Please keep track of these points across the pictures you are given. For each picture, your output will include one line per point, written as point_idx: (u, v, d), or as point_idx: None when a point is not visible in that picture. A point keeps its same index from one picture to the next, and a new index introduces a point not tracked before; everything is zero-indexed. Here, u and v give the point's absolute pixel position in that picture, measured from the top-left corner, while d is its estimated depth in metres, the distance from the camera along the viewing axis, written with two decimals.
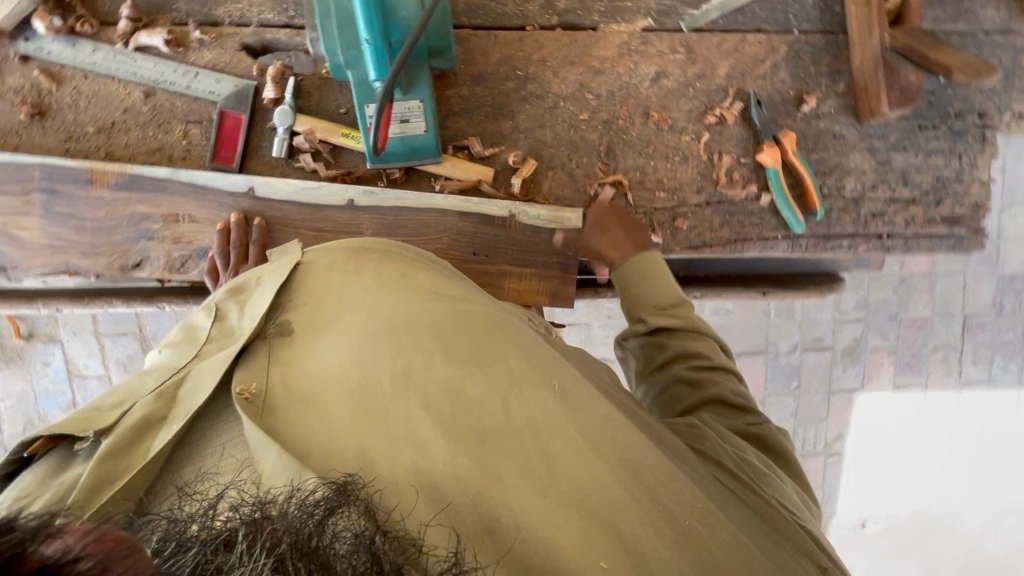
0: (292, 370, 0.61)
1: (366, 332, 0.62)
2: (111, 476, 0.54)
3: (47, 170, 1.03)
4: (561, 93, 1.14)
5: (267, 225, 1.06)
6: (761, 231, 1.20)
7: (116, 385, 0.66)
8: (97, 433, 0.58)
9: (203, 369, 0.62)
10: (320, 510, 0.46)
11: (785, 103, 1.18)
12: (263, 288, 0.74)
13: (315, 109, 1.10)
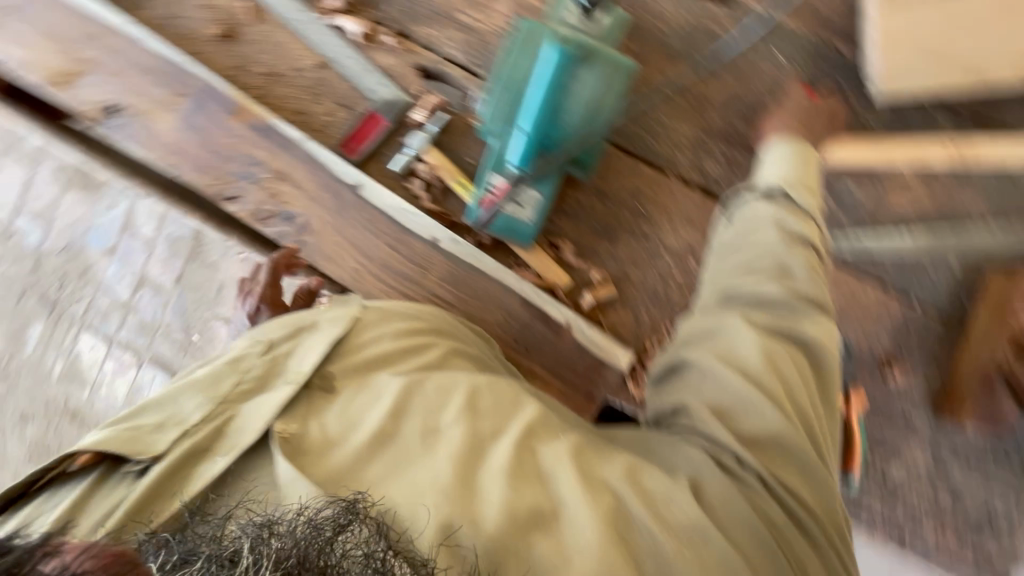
0: (331, 420, 0.71)
1: (406, 395, 0.72)
2: (165, 499, 0.65)
3: (205, 85, 1.10)
4: (668, 244, 1.15)
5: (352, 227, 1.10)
6: None
7: (160, 398, 0.73)
8: (147, 458, 0.67)
9: (248, 414, 0.70)
10: (330, 528, 0.55)
11: (869, 361, 1.15)
12: (310, 339, 0.78)
13: (449, 148, 1.16)
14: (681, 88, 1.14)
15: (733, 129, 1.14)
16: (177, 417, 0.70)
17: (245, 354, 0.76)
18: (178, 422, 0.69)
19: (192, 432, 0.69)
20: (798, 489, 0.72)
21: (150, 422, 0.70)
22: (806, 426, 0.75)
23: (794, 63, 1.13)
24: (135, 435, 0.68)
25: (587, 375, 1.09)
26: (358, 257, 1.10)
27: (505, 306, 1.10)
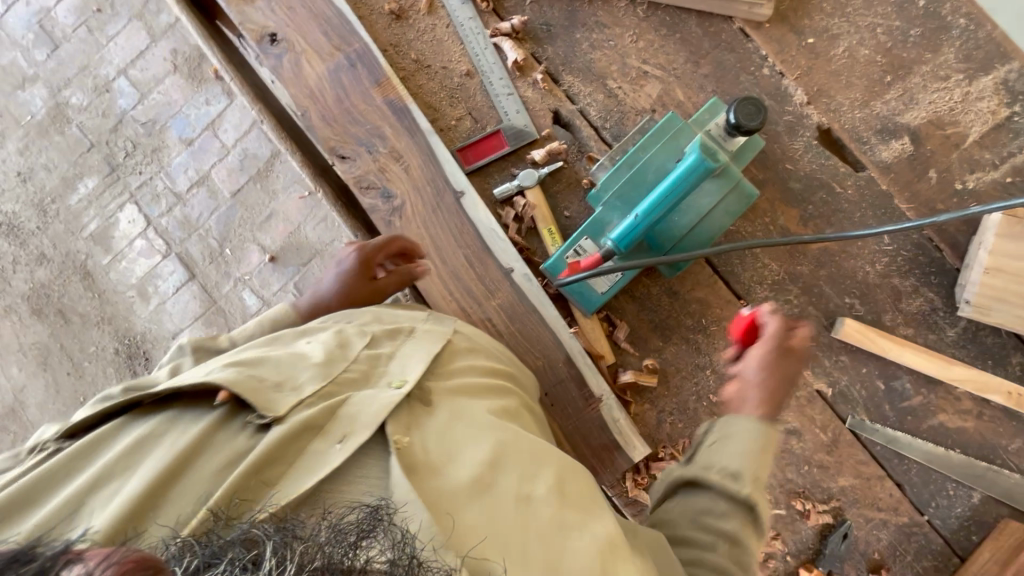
0: (429, 441, 0.68)
1: (503, 448, 0.70)
2: (274, 480, 0.60)
3: (363, 49, 1.15)
4: (715, 364, 1.16)
5: (433, 225, 1.13)
6: None
7: (272, 361, 0.73)
8: (273, 419, 0.64)
9: (365, 401, 0.68)
10: (353, 535, 0.49)
11: (862, 556, 1.12)
12: (413, 349, 0.83)
13: (552, 193, 1.19)
14: (784, 228, 1.17)
15: (817, 283, 1.16)
16: (297, 381, 0.69)
17: (354, 343, 0.80)
18: (296, 388, 0.68)
19: (309, 403, 0.67)
20: None
21: (272, 378, 0.69)
22: None
23: (896, 248, 1.15)
24: (259, 385, 0.67)
25: (597, 452, 1.10)
26: (434, 257, 1.13)
27: (552, 357, 1.11)
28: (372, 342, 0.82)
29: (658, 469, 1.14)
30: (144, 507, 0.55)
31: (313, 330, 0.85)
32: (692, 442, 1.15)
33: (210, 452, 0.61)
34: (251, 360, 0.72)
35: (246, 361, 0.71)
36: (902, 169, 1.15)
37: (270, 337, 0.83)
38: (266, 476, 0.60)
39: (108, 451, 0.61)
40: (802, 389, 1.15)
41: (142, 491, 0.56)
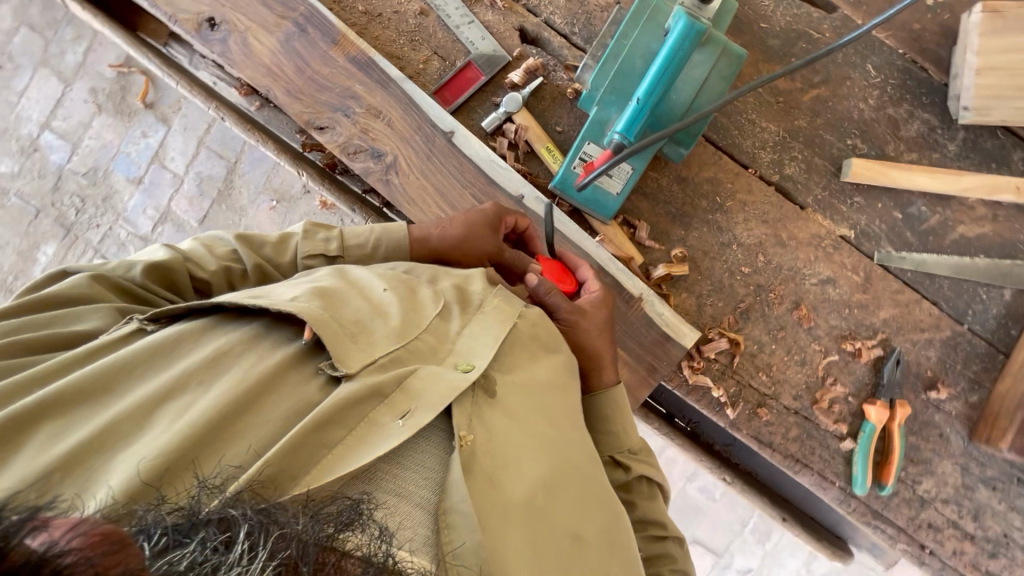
0: (490, 437, 0.73)
1: (553, 462, 0.78)
2: (329, 441, 0.62)
3: (309, 11, 1.10)
4: (739, 238, 1.17)
5: (432, 172, 1.10)
6: (824, 468, 1.17)
7: (354, 304, 0.78)
8: (346, 373, 0.68)
9: (436, 378, 0.72)
10: (333, 526, 0.50)
11: (917, 378, 1.16)
12: (482, 325, 0.85)
13: (540, 113, 1.16)
14: (774, 88, 1.17)
15: (817, 133, 1.17)
16: (370, 340, 0.74)
17: (426, 306, 0.84)
18: (368, 346, 0.73)
19: (380, 366, 0.71)
20: None
21: (348, 328, 0.74)
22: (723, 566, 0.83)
23: (883, 79, 1.16)
24: (336, 330, 0.71)
25: (652, 348, 1.11)
26: (442, 204, 1.11)
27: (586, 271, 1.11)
28: (444, 309, 0.86)
29: (711, 351, 1.16)
30: (216, 427, 0.59)
31: (389, 276, 0.88)
32: (735, 317, 1.17)
33: (278, 398, 0.65)
34: (334, 299, 0.77)
35: (327, 300, 0.76)
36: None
37: (339, 270, 0.88)
38: (326, 435, 0.62)
39: (196, 351, 0.66)
40: (827, 239, 1.17)
41: (213, 411, 0.59)
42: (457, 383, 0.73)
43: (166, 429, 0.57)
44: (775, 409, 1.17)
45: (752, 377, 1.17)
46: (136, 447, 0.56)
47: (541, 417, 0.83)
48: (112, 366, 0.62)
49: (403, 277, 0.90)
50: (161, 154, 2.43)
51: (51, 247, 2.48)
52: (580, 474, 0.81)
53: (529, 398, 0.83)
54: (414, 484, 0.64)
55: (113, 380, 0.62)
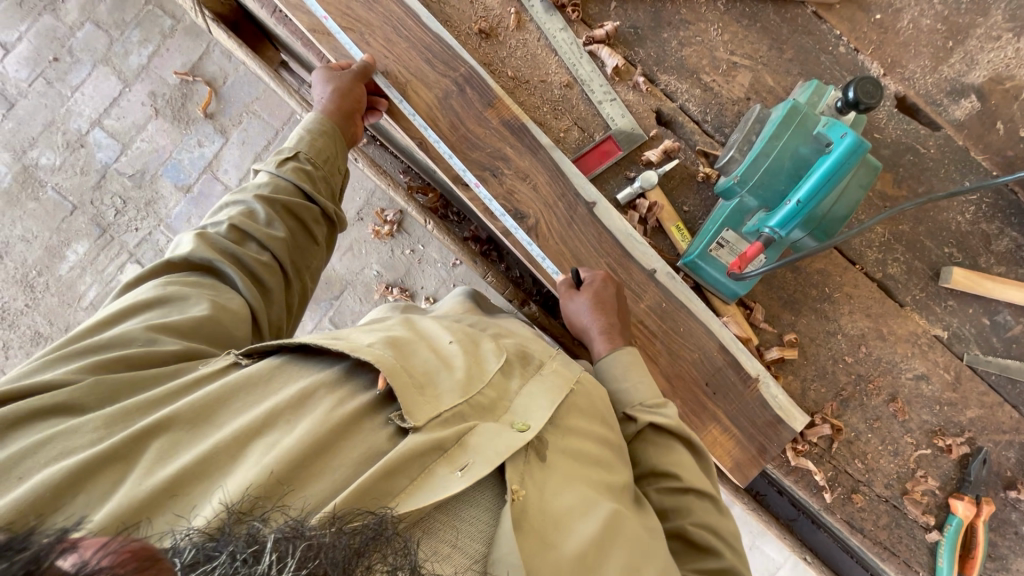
0: (536, 495, 0.68)
1: (612, 518, 0.70)
2: (393, 489, 0.59)
3: (470, 72, 1.14)
4: (844, 328, 1.24)
5: (570, 238, 1.14)
6: (909, 557, 1.22)
7: (423, 352, 0.77)
8: (415, 425, 0.64)
9: (493, 432, 0.69)
10: (355, 544, 0.47)
11: (999, 477, 1.23)
12: (537, 385, 0.81)
13: (668, 192, 1.23)
14: (882, 193, 1.26)
15: (918, 239, 1.26)
16: (438, 392, 0.70)
17: (489, 359, 0.81)
18: (435, 398, 0.69)
19: (446, 416, 0.68)
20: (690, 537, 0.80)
21: (415, 377, 0.71)
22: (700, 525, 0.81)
23: (979, 196, 1.26)
24: (404, 380, 0.68)
25: (764, 429, 1.15)
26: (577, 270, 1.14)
27: (709, 346, 1.15)
28: (505, 366, 0.82)
29: (814, 435, 1.21)
30: (296, 472, 0.57)
31: (455, 329, 0.87)
32: (836, 404, 1.23)
33: (353, 441, 0.62)
34: (403, 347, 0.76)
35: (396, 349, 0.74)
36: (974, 124, 1.26)
37: (410, 321, 0.88)
38: (396, 482, 0.60)
39: (280, 391, 0.65)
40: (923, 337, 1.24)
41: (294, 454, 0.57)
42: (519, 441, 0.69)
43: (248, 469, 0.55)
44: (867, 496, 1.22)
45: (847, 463, 1.23)
46: (218, 486, 0.54)
47: (598, 476, 0.77)
48: (203, 399, 0.62)
49: (469, 331, 0.88)
50: (215, 165, 2.40)
51: (82, 246, 2.39)
52: (646, 542, 0.72)
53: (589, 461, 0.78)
54: (468, 536, 0.60)
55: (197, 415, 0.61)
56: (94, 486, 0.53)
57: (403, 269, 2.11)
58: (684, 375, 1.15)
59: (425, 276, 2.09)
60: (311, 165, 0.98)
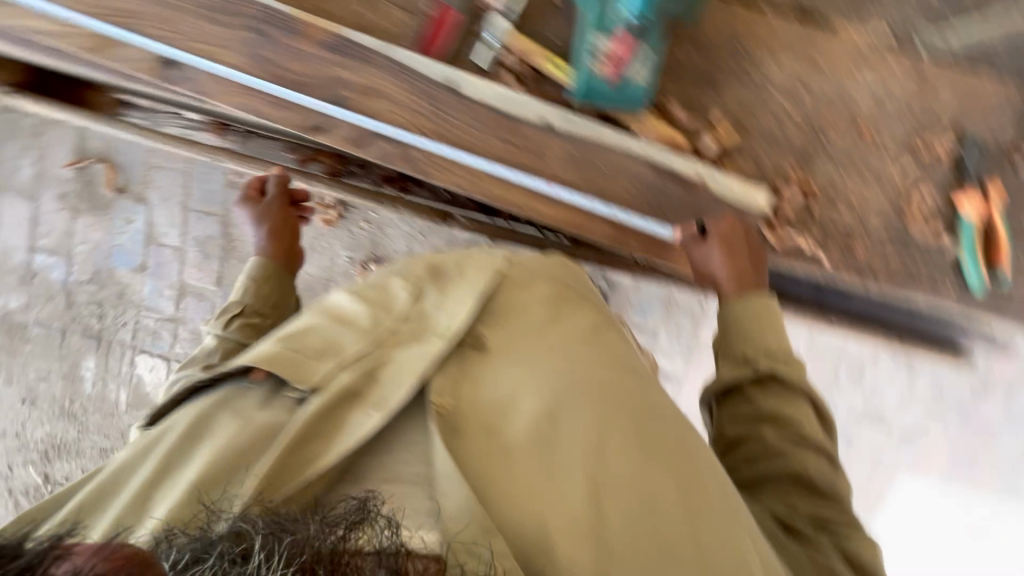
0: (486, 386, 0.88)
1: (549, 382, 0.88)
2: (306, 453, 0.76)
3: (260, 9, 1.01)
4: (774, 79, 1.10)
5: (440, 131, 1.06)
6: (933, 274, 1.13)
7: (328, 322, 0.92)
8: (310, 388, 0.82)
9: (405, 359, 0.85)
10: (346, 523, 0.64)
11: (1001, 154, 1.10)
12: (455, 296, 0.97)
13: (530, 29, 1.05)
14: None
15: None
16: (338, 350, 0.86)
17: (399, 301, 0.96)
18: (338, 353, 0.86)
19: (349, 364, 0.84)
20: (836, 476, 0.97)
21: (312, 351, 0.86)
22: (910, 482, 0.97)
23: None
24: (301, 359, 0.84)
25: (727, 221, 1.11)
26: (469, 159, 1.07)
27: (643, 162, 1.09)
28: (417, 292, 0.98)
29: (787, 206, 1.12)
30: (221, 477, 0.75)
31: (359, 288, 1.00)
32: (798, 160, 1.12)
33: (266, 433, 0.79)
34: (299, 334, 0.89)
35: (290, 339, 0.88)
36: None
37: (318, 302, 1.00)
38: (306, 451, 0.76)
39: (200, 417, 0.82)
40: (864, 47, 1.09)
41: (215, 468, 0.75)
42: (430, 351, 0.86)
43: (189, 477, 0.75)
44: (869, 237, 1.13)
45: (835, 214, 1.13)
46: (167, 497, 0.74)
47: (545, 356, 0.93)
48: (148, 443, 0.82)
49: (375, 283, 1.02)
50: (154, 233, 2.37)
51: (91, 360, 2.47)
52: (606, 398, 0.89)
53: (540, 348, 0.95)
54: (411, 461, 0.79)
55: (146, 453, 0.81)
56: (94, 510, 0.76)
57: (368, 242, 2.05)
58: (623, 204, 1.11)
59: (389, 241, 2.03)
60: (258, 316, 1.16)
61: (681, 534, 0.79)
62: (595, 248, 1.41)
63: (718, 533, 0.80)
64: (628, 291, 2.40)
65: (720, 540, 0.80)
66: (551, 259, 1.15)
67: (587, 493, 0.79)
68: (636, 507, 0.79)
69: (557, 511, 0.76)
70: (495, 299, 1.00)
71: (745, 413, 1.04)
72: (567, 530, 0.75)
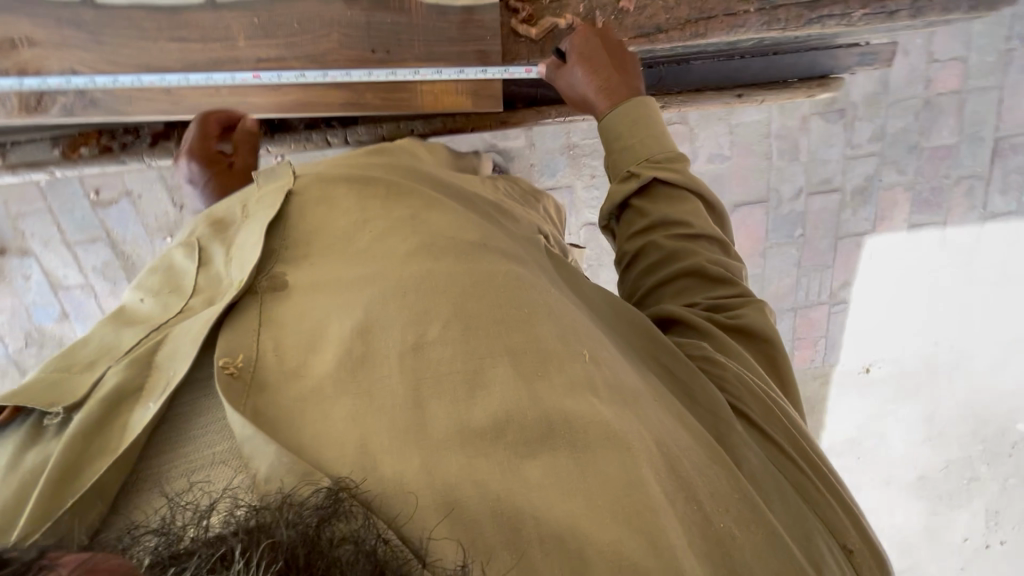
0: (291, 331, 0.80)
1: (365, 308, 0.81)
2: (84, 460, 0.70)
3: None
4: None
5: (104, 49, 1.26)
6: (665, 17, 1.29)
7: (117, 323, 0.89)
8: (65, 408, 0.75)
9: (179, 334, 0.79)
10: (317, 516, 0.59)
11: None
12: (251, 226, 0.95)
13: None
14: None
15: None
16: (114, 350, 0.82)
17: (185, 270, 0.97)
18: (119, 344, 0.83)
19: (124, 357, 0.79)
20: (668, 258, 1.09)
21: (84, 364, 0.81)
22: (721, 244, 1.12)
23: None
24: (68, 376, 0.80)
25: (462, 28, 1.31)
26: (111, 64, 1.27)
27: (335, 29, 1.29)
28: (207, 254, 0.96)
29: None
30: (51, 503, 0.67)
31: (149, 275, 1.00)
32: None
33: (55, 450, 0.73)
34: (72, 351, 0.85)
35: (62, 358, 0.84)
36: None
37: None
38: (93, 445, 0.71)
39: None
40: None
41: (45, 493, 0.67)
42: (207, 316, 0.79)
43: None
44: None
45: None
46: None
47: (355, 270, 0.87)
48: None
49: (160, 263, 1.00)
50: (56, 280, 2.33)
51: None
52: (429, 288, 0.83)
53: (358, 262, 0.88)
54: (219, 445, 0.70)
55: None
56: None
57: None
58: (351, 54, 1.31)
59: None
60: None
61: (522, 407, 0.73)
62: (349, 91, 1.35)
63: (558, 395, 0.76)
64: (526, 154, 2.23)
65: (563, 398, 0.76)
66: (353, 157, 1.13)
67: (409, 399, 0.72)
68: (463, 392, 0.74)
69: (371, 424, 0.70)
70: (294, 234, 0.93)
71: (637, 225, 1.14)
72: (395, 449, 0.68)
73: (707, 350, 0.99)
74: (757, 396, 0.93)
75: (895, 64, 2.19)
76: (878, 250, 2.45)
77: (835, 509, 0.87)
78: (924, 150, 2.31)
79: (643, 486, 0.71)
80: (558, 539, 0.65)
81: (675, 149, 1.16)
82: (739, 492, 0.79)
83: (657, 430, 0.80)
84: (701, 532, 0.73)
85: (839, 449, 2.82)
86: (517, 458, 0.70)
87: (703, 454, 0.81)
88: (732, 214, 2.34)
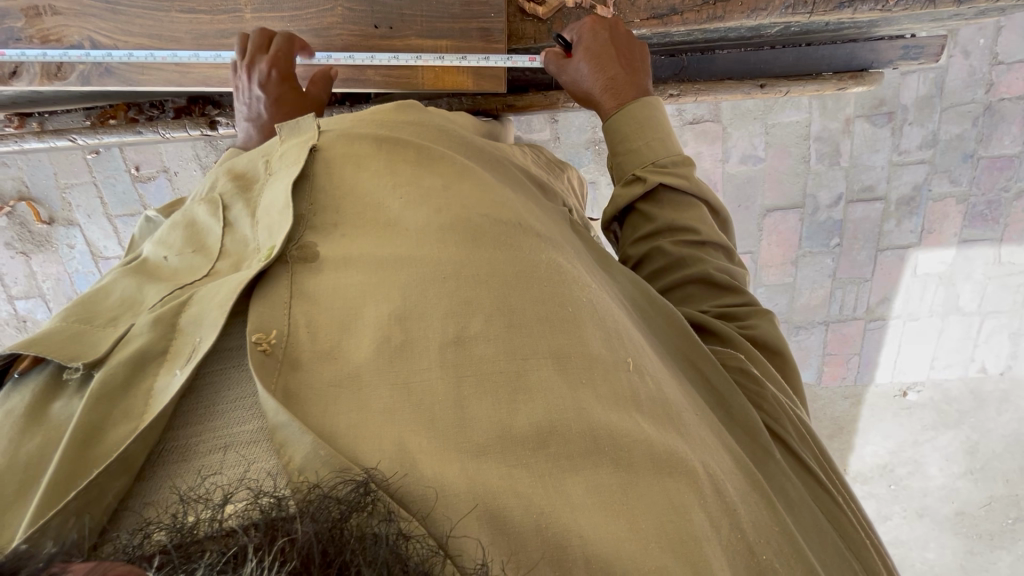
0: (324, 308, 0.73)
1: (401, 291, 0.75)
2: (106, 425, 0.64)
3: None
4: None
5: (121, 20, 1.32)
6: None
7: (137, 279, 0.85)
8: (88, 365, 0.70)
9: (208, 295, 0.74)
10: (343, 511, 0.55)
11: None
12: (277, 182, 0.89)
13: None
14: None
15: None
16: (138, 309, 0.78)
17: (210, 229, 0.91)
18: (139, 308, 0.79)
19: (154, 313, 0.75)
20: (679, 266, 1.03)
21: (105, 320, 0.78)
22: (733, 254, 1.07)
23: None
24: (90, 332, 0.75)
25: (468, 6, 1.29)
26: (129, 34, 1.32)
27: (339, 3, 1.30)
28: (225, 214, 0.92)
29: None
30: (77, 470, 0.61)
31: (172, 229, 0.95)
32: None
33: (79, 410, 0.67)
34: (91, 303, 0.81)
35: (82, 311, 0.80)
36: None
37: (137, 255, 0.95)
38: (120, 410, 0.65)
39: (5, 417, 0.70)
40: None
41: (68, 457, 0.61)
42: (238, 280, 0.73)
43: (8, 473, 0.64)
44: None
45: None
46: None
47: (386, 247, 0.80)
48: None
49: (183, 216, 0.96)
50: (97, 250, 2.45)
51: None
52: (472, 277, 0.77)
53: (389, 234, 0.82)
54: (240, 423, 0.65)
55: None
56: None
57: None
58: (355, 29, 1.32)
59: None
60: None
61: (566, 417, 0.68)
62: (350, 68, 1.34)
63: (605, 408, 0.71)
64: (550, 147, 2.20)
65: (608, 409, 0.71)
66: (383, 109, 1.04)
67: (450, 396, 0.67)
68: (506, 393, 0.68)
69: (407, 419, 0.65)
70: (320, 199, 0.87)
71: (643, 232, 1.07)
72: (434, 450, 0.63)
73: (742, 362, 0.92)
74: (793, 418, 0.88)
75: (952, 66, 2.04)
76: (928, 266, 2.30)
77: (866, 545, 0.82)
78: (981, 160, 2.14)
79: (689, 514, 0.66)
80: (600, 561, 0.60)
81: (680, 154, 1.10)
82: (778, 526, 0.74)
83: (706, 454, 0.75)
84: (742, 560, 0.68)
85: (869, 474, 2.63)
86: (559, 470, 0.65)
87: (742, 478, 0.77)
88: (764, 219, 2.24)
